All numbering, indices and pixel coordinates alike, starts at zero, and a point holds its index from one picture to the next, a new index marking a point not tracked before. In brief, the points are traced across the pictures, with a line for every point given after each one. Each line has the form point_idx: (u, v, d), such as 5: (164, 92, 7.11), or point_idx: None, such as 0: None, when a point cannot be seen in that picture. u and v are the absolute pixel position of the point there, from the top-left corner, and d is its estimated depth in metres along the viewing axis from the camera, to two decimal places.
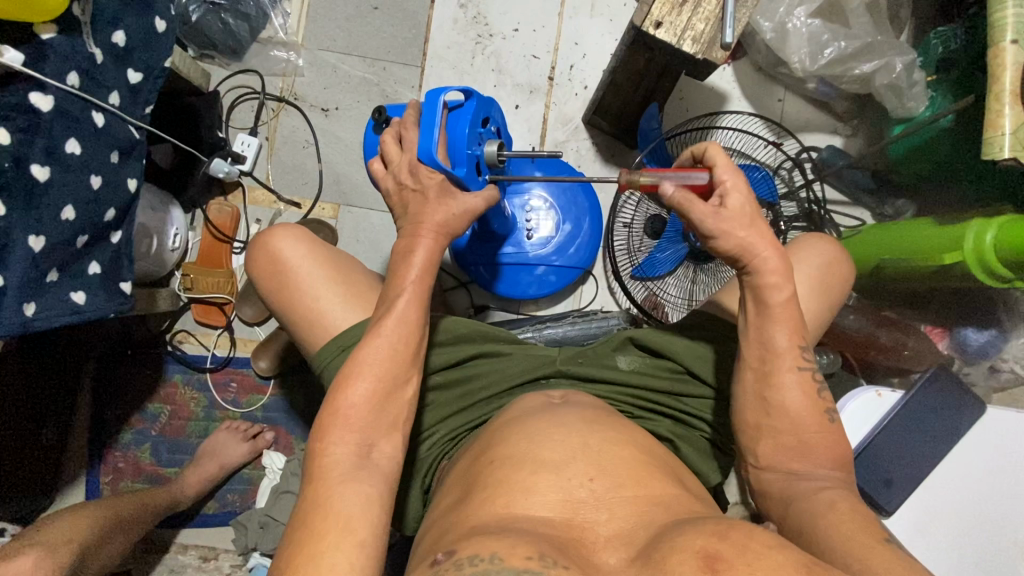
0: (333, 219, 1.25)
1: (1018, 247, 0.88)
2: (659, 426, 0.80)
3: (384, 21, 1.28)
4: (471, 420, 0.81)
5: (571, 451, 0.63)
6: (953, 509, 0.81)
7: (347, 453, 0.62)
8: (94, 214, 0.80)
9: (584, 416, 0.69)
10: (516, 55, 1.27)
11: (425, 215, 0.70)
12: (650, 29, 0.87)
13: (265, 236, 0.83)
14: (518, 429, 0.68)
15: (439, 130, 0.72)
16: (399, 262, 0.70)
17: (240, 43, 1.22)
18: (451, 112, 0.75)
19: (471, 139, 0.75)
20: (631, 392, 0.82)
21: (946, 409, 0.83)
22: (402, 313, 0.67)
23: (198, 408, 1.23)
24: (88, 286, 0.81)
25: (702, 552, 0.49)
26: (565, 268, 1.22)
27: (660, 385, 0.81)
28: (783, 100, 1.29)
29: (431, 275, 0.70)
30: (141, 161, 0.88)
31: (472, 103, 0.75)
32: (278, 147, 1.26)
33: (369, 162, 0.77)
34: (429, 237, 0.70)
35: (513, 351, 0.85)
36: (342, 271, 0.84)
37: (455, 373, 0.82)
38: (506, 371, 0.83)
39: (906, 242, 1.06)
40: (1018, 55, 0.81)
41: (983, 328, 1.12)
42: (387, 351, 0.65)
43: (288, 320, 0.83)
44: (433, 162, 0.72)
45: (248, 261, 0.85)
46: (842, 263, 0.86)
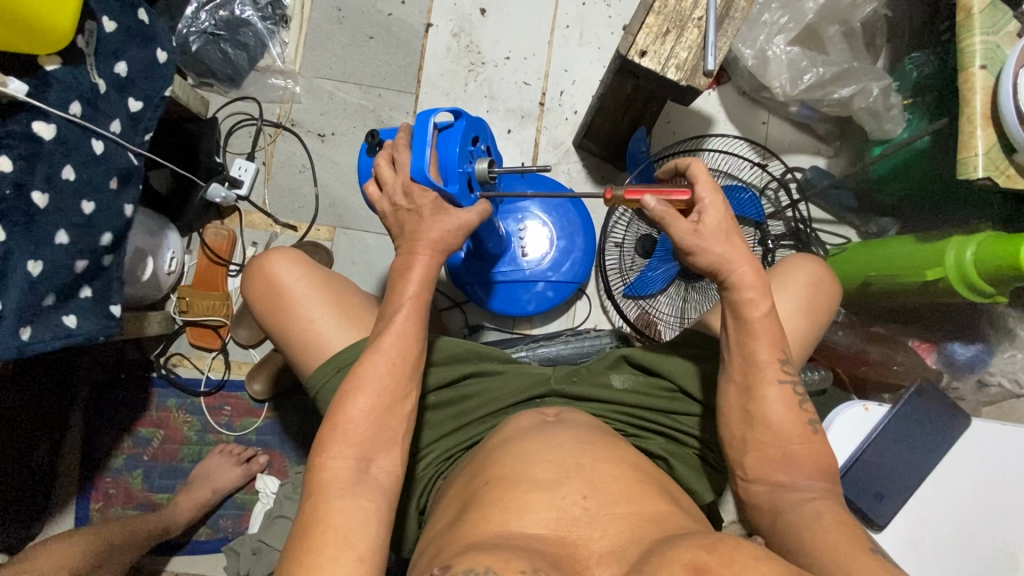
0: (329, 241, 1.27)
1: (996, 261, 0.91)
2: (652, 444, 0.81)
3: (379, 50, 1.32)
4: (466, 439, 0.82)
5: (564, 469, 0.64)
6: (944, 522, 0.81)
7: (346, 468, 0.62)
8: (91, 239, 0.81)
9: (577, 436, 0.70)
10: (507, 81, 1.31)
11: (421, 232, 0.72)
12: (635, 57, 0.90)
13: (261, 259, 0.85)
14: (514, 445, 0.69)
15: (430, 149, 0.75)
16: (398, 279, 0.71)
17: (238, 71, 1.26)
18: (441, 133, 0.77)
19: (462, 158, 0.77)
20: (624, 410, 0.83)
21: (933, 422, 0.84)
22: (401, 328, 0.68)
23: (191, 432, 1.22)
24: (82, 311, 0.82)
25: (690, 564, 0.50)
26: (559, 286, 1.24)
27: (652, 403, 0.82)
28: (767, 122, 1.34)
29: (429, 289, 0.71)
30: (139, 187, 0.89)
31: (461, 122, 0.77)
32: (275, 172, 1.28)
33: (364, 185, 0.79)
34: (425, 254, 0.71)
35: (508, 370, 0.85)
36: (337, 293, 0.85)
37: (451, 391, 0.83)
38: (501, 389, 0.84)
39: (892, 260, 1.08)
40: (988, 80, 0.85)
41: (969, 343, 1.13)
42: (387, 367, 0.66)
43: (283, 342, 0.84)
44: (425, 180, 0.74)
45: (244, 284, 0.87)
46: (828, 281, 0.88)
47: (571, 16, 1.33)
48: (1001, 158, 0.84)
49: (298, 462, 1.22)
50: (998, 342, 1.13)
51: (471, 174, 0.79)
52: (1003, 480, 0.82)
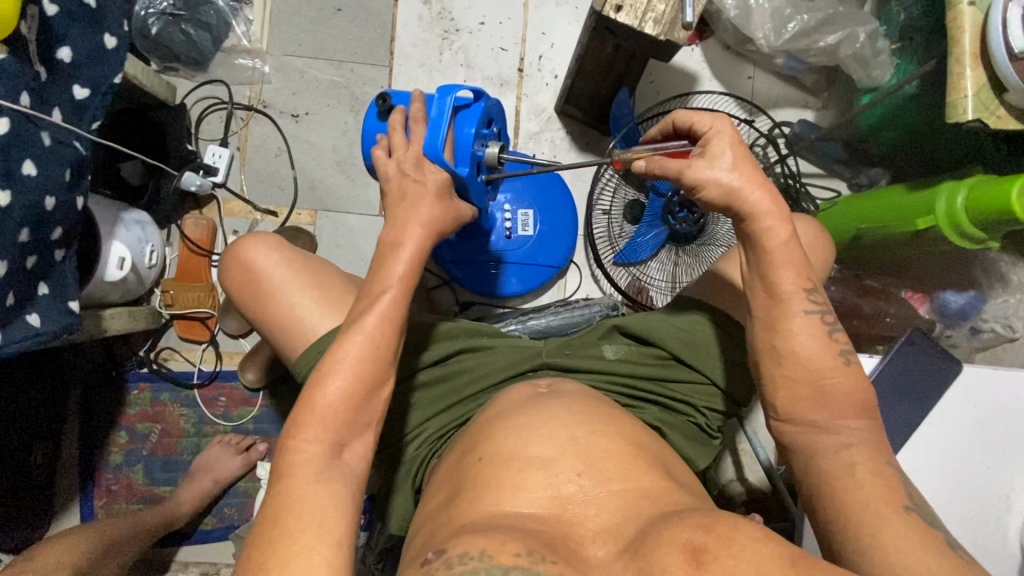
0: (311, 225, 1.24)
1: (986, 206, 0.90)
2: (647, 413, 0.80)
3: (348, 23, 1.26)
4: (458, 417, 0.81)
5: (558, 446, 0.63)
6: (941, 467, 0.81)
7: (319, 451, 0.61)
8: (40, 236, 0.77)
9: (570, 407, 0.69)
10: (483, 48, 1.27)
11: (414, 210, 0.69)
12: (610, 13, 0.86)
13: (237, 248, 0.83)
14: (505, 425, 0.68)
15: (446, 129, 0.75)
16: (386, 254, 0.68)
17: (203, 53, 1.20)
18: (459, 112, 0.77)
19: (475, 140, 0.77)
20: (618, 380, 0.82)
21: (926, 371, 0.83)
22: (386, 308, 0.66)
23: (188, 425, 1.22)
24: (42, 308, 0.79)
25: (687, 545, 0.51)
26: (553, 249, 1.23)
27: (647, 371, 0.81)
28: (752, 77, 1.30)
29: (418, 269, 0.68)
30: (88, 177, 0.84)
31: (478, 105, 0.77)
32: (250, 156, 1.24)
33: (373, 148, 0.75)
34: (419, 229, 0.69)
35: (499, 346, 0.85)
36: (317, 275, 0.83)
37: (443, 370, 0.82)
38: (492, 365, 0.83)
39: (885, 212, 1.07)
40: (975, 17, 0.81)
41: (961, 291, 1.14)
42: (366, 350, 0.64)
43: (266, 329, 0.82)
44: (439, 159, 0.74)
45: (221, 274, 0.85)
46: (822, 242, 0.87)
47: None
48: (990, 98, 0.81)
49: None
50: (990, 290, 1.14)
51: (480, 158, 0.79)
52: (996, 426, 0.82)
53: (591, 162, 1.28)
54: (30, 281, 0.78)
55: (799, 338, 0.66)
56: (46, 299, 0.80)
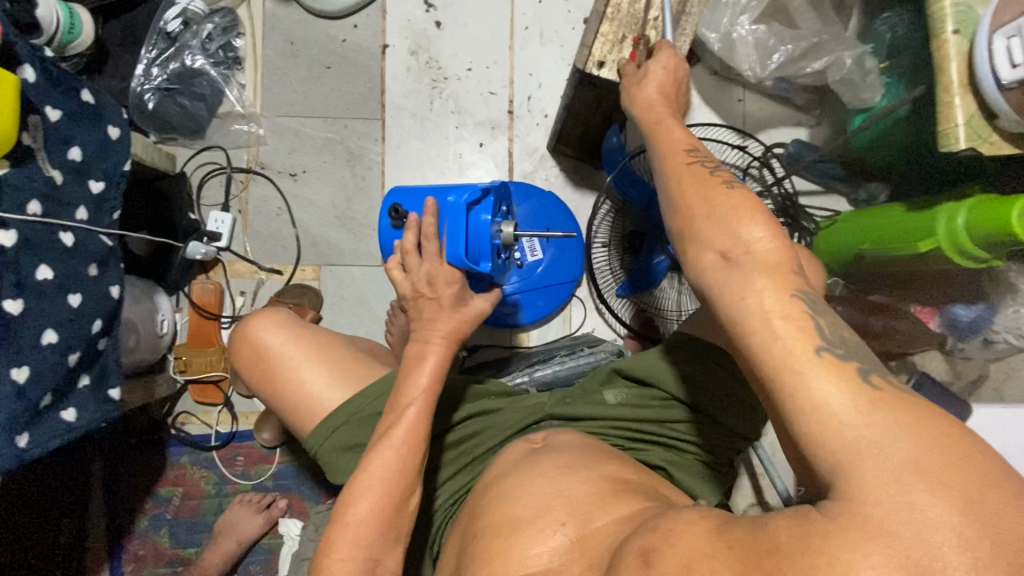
0: (316, 280, 1.26)
1: (987, 227, 0.89)
2: (651, 455, 0.80)
3: (338, 79, 1.28)
4: (470, 480, 0.82)
5: (542, 502, 0.63)
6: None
7: (353, 568, 0.62)
8: (79, 330, 0.80)
9: (560, 463, 0.69)
10: (472, 94, 1.28)
11: (424, 312, 0.70)
12: (593, 70, 0.87)
13: (246, 327, 0.85)
14: (499, 491, 0.69)
15: (465, 232, 0.71)
16: (410, 365, 0.68)
17: (199, 122, 1.23)
18: (472, 208, 0.73)
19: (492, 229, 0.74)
20: (620, 425, 0.82)
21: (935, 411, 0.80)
22: (413, 423, 0.66)
23: (209, 486, 1.24)
24: (81, 402, 0.81)
25: (640, 550, 0.47)
26: (555, 287, 1.26)
27: (649, 413, 0.82)
28: (743, 99, 1.30)
29: (440, 383, 0.68)
30: (119, 267, 0.88)
31: (490, 198, 0.75)
32: (252, 219, 1.26)
33: (386, 266, 0.71)
34: (428, 342, 0.69)
35: (504, 402, 0.86)
36: (325, 348, 0.84)
37: (454, 431, 0.84)
38: (500, 423, 0.84)
39: (888, 232, 1.06)
40: (962, 45, 0.81)
41: (971, 304, 1.13)
42: (394, 465, 0.64)
43: (276, 405, 0.84)
44: (461, 263, 0.71)
45: (232, 351, 0.87)
46: None
47: (528, 16, 1.29)
48: (983, 126, 0.81)
49: (319, 501, 1.25)
50: (1001, 302, 1.12)
51: (500, 244, 0.77)
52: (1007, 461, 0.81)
53: (587, 197, 1.29)
54: (69, 376, 0.80)
55: None
56: (85, 392, 0.83)
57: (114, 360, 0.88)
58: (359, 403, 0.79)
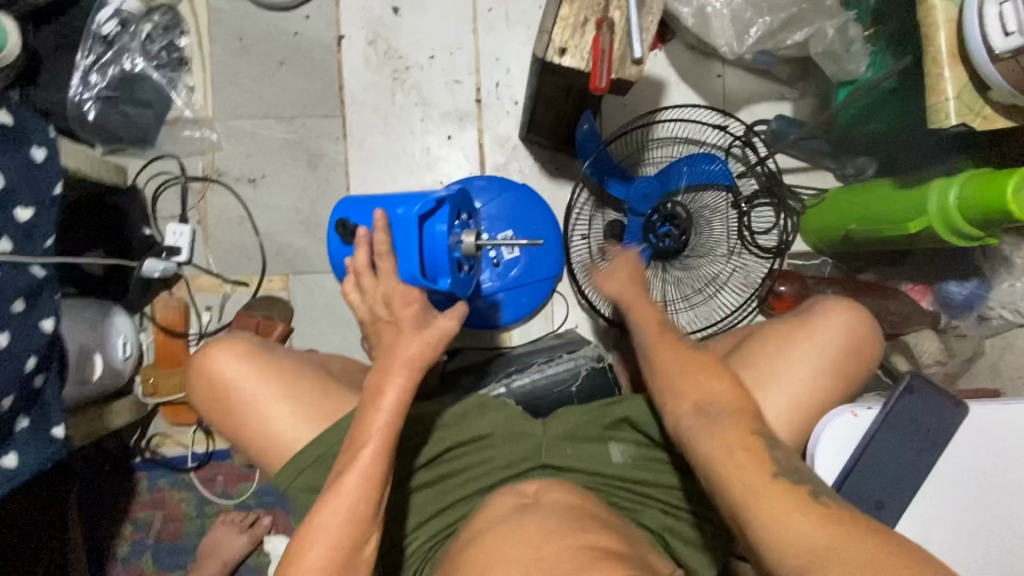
0: (284, 291, 1.21)
1: (983, 207, 0.85)
2: (648, 518, 0.76)
3: (293, 75, 1.21)
4: (450, 524, 0.76)
5: (521, 564, 0.57)
6: (957, 528, 0.66)
7: None
8: (10, 371, 0.75)
9: (549, 523, 0.63)
10: (437, 83, 1.21)
11: (389, 339, 0.64)
12: (555, 58, 0.80)
13: (202, 360, 0.79)
14: (481, 545, 0.63)
15: (419, 248, 0.67)
16: (370, 398, 0.63)
17: (147, 130, 1.16)
18: (427, 221, 0.68)
19: (450, 242, 0.69)
20: (621, 483, 0.77)
21: (935, 417, 0.65)
22: (365, 467, 0.61)
23: (190, 508, 1.20)
24: (20, 445, 0.79)
25: None
26: (536, 285, 1.20)
27: (654, 476, 0.77)
28: (722, 75, 1.24)
29: (403, 416, 0.63)
30: (54, 296, 0.82)
31: (447, 207, 0.69)
32: (212, 229, 1.20)
33: (342, 288, 0.66)
34: (398, 375, 0.62)
35: (500, 437, 0.78)
36: (290, 381, 0.78)
37: (439, 468, 0.77)
38: (488, 464, 0.77)
39: (879, 211, 1.01)
40: (950, 11, 0.75)
41: (964, 281, 1.10)
42: (345, 514, 0.60)
43: (240, 441, 0.79)
44: (416, 282, 0.67)
45: (189, 383, 0.81)
46: (863, 332, 0.72)
47: None
48: (974, 98, 0.75)
49: None
50: (994, 275, 1.08)
51: (461, 256, 0.72)
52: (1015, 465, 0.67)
53: (563, 187, 1.23)
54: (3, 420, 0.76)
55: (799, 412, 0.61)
56: (21, 433, 0.79)
57: (54, 394, 0.83)
58: (330, 437, 0.75)
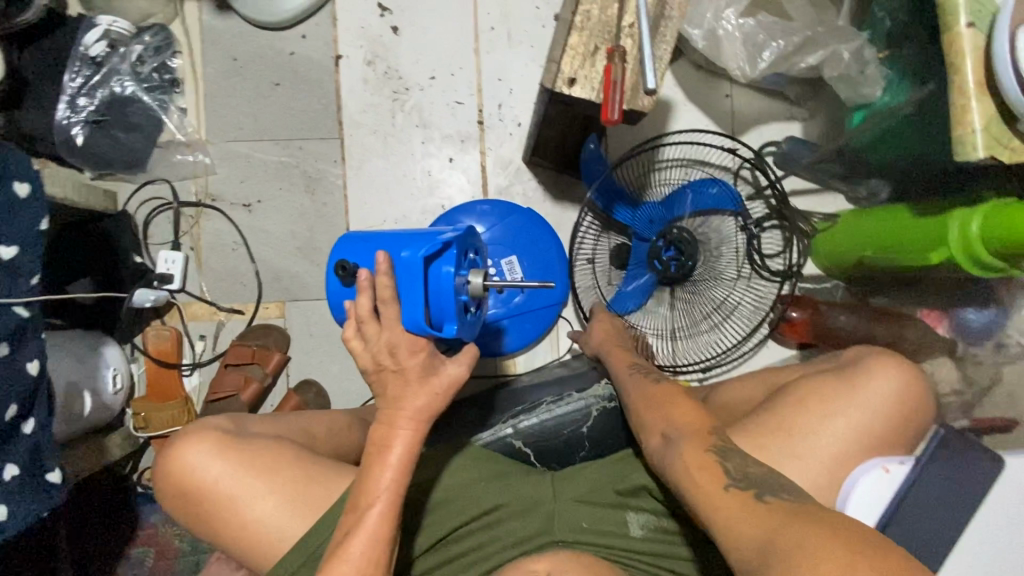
0: (281, 318, 1.17)
1: (1007, 238, 0.81)
2: None
3: (289, 96, 1.17)
4: None
5: None
6: None
7: None
8: None
9: None
10: (438, 105, 1.17)
11: (398, 398, 0.60)
12: (564, 88, 0.77)
13: (170, 461, 0.72)
14: None
15: (424, 294, 0.63)
16: (373, 457, 0.60)
17: (137, 154, 1.12)
18: (432, 263, 0.65)
19: (456, 285, 0.65)
20: (645, 559, 0.71)
21: (972, 474, 0.62)
22: (374, 525, 0.58)
23: (183, 544, 1.16)
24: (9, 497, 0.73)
25: None
26: (541, 311, 1.17)
27: (675, 551, 0.72)
28: (730, 95, 1.21)
29: (409, 474, 0.60)
30: (39, 337, 0.77)
31: (452, 249, 0.65)
32: (206, 256, 1.16)
33: (341, 336, 0.61)
34: (408, 429, 0.60)
35: (507, 514, 0.74)
36: (270, 473, 0.72)
37: (444, 550, 0.73)
38: (500, 543, 0.73)
39: (895, 239, 0.98)
40: (977, 40, 0.72)
41: (982, 308, 1.06)
42: (354, 575, 0.57)
43: (224, 543, 0.72)
44: (421, 331, 0.62)
45: (158, 488, 0.74)
46: (910, 386, 0.68)
47: (493, 15, 1.18)
48: (1003, 130, 0.72)
49: None
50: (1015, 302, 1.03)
51: (467, 299, 0.68)
52: None
53: (568, 210, 1.20)
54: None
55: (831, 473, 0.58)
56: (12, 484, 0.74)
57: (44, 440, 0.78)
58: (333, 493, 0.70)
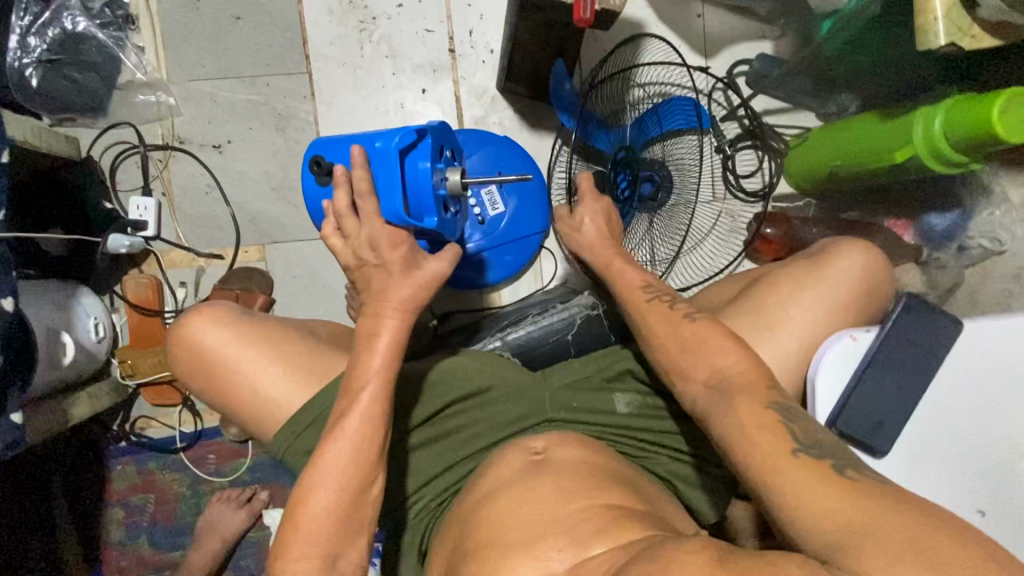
0: (262, 261, 1.16)
1: (969, 130, 0.84)
2: (657, 465, 0.75)
3: (251, 31, 1.13)
4: (456, 482, 0.75)
5: (537, 529, 0.59)
6: (951, 445, 0.68)
7: (311, 568, 0.59)
8: None
9: (560, 485, 0.64)
10: (407, 34, 1.15)
11: (388, 293, 0.64)
12: None
13: (177, 329, 0.76)
14: (493, 510, 0.64)
15: (400, 185, 0.67)
16: (363, 346, 0.64)
17: (98, 97, 1.08)
18: (407, 155, 0.69)
19: (432, 177, 0.69)
20: (628, 435, 0.76)
21: (931, 338, 0.66)
22: (366, 412, 0.62)
23: (183, 488, 1.18)
24: None
25: None
26: (520, 244, 1.17)
27: (659, 425, 0.76)
28: (702, 15, 1.21)
29: (395, 362, 0.64)
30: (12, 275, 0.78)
31: (427, 141, 0.69)
32: (179, 200, 1.14)
33: (320, 230, 0.67)
34: (396, 318, 0.63)
35: (500, 393, 0.77)
36: (273, 346, 0.75)
37: (438, 426, 0.76)
38: (491, 422, 0.76)
39: (863, 145, 1.00)
40: None
41: (946, 211, 1.11)
42: (349, 457, 0.61)
43: (230, 411, 0.76)
44: (399, 221, 0.68)
45: (165, 353, 0.78)
46: (870, 259, 0.75)
47: None
48: (963, 18, 0.74)
49: None
50: (975, 205, 1.09)
51: (444, 194, 0.72)
52: (1014, 384, 0.67)
53: (545, 139, 1.20)
54: None
55: None
56: None
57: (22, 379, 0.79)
58: (328, 396, 0.72)
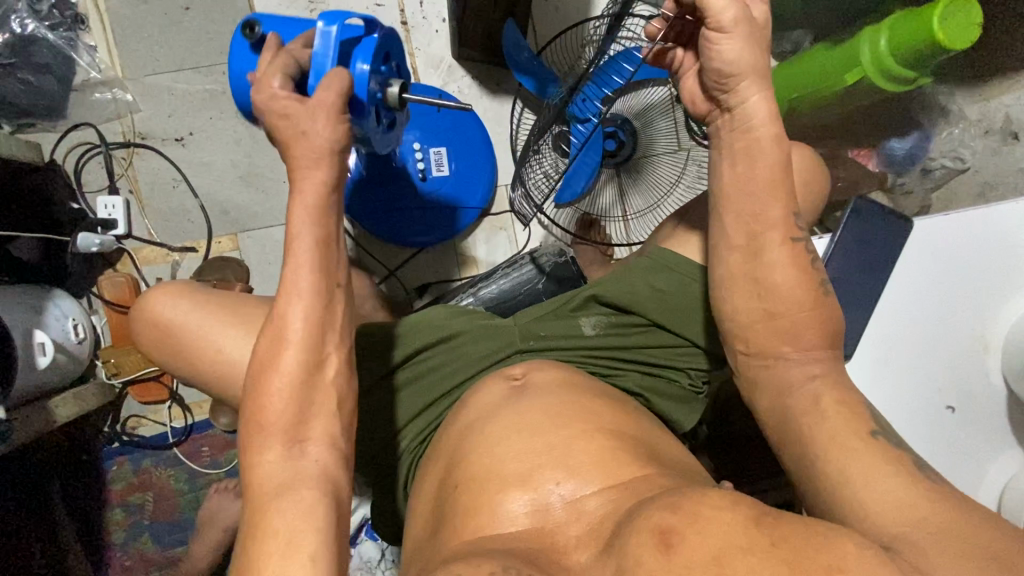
0: (236, 251, 1.16)
1: (915, 43, 0.85)
2: (629, 381, 0.77)
3: (202, 21, 1.13)
4: (434, 420, 0.76)
5: (532, 459, 0.61)
6: (912, 340, 0.71)
7: (278, 462, 0.57)
8: None
9: (547, 409, 0.66)
10: (358, 10, 1.15)
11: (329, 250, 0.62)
12: None
13: (143, 304, 0.79)
14: (479, 439, 0.65)
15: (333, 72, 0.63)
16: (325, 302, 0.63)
17: (55, 99, 1.09)
18: (350, 45, 0.65)
19: (373, 76, 0.65)
20: (600, 357, 0.77)
21: (884, 238, 0.71)
22: (296, 282, 0.59)
23: (180, 483, 1.18)
24: None
25: (656, 529, 0.47)
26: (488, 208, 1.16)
27: (627, 344, 0.77)
28: None
29: (327, 230, 0.61)
30: None
31: (372, 39, 0.65)
32: (147, 197, 1.14)
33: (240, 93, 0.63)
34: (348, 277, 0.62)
35: (471, 335, 0.77)
36: (234, 310, 0.77)
37: (412, 368, 0.77)
38: (464, 358, 0.77)
39: (814, 73, 1.00)
40: None
41: (904, 137, 1.09)
42: (298, 331, 0.59)
43: (198, 378, 0.78)
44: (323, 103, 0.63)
45: (136, 333, 0.81)
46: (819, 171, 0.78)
47: None
48: None
49: None
50: (932, 127, 1.10)
51: (382, 101, 0.69)
52: (965, 275, 0.71)
53: (507, 103, 1.20)
54: None
55: (768, 264, 0.63)
56: None
57: None
58: None
